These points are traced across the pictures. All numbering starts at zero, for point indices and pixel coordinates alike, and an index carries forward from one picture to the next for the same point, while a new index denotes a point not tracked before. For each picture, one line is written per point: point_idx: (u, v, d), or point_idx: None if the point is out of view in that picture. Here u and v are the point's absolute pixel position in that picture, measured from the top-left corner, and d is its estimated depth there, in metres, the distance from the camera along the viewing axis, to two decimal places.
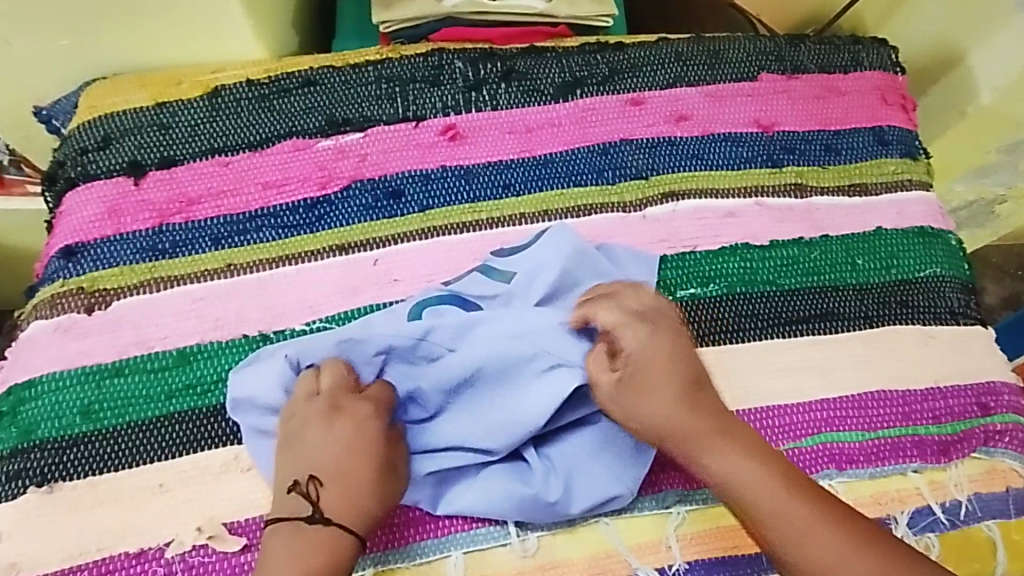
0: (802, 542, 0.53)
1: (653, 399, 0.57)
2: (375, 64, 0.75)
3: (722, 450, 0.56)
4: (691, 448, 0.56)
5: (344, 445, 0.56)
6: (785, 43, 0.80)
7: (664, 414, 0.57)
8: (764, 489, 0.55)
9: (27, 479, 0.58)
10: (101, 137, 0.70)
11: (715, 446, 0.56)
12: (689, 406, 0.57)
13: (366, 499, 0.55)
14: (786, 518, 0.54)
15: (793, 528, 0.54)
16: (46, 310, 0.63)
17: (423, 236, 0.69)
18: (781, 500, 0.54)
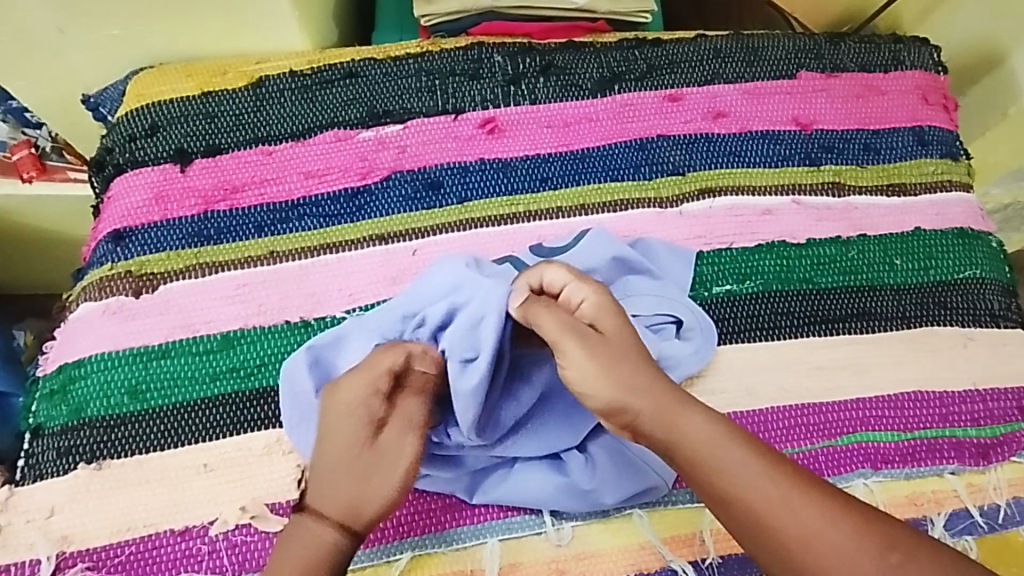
0: (788, 528, 0.47)
1: (622, 375, 0.53)
2: (416, 58, 0.76)
3: (691, 421, 0.51)
4: (664, 416, 0.51)
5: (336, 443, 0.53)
6: (826, 41, 0.80)
7: (626, 383, 0.52)
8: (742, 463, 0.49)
9: (78, 455, 0.59)
10: (148, 125, 0.71)
11: (681, 411, 0.52)
12: (648, 371, 0.53)
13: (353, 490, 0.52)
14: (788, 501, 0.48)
15: (774, 513, 0.48)
16: (94, 292, 0.65)
17: (462, 228, 0.69)
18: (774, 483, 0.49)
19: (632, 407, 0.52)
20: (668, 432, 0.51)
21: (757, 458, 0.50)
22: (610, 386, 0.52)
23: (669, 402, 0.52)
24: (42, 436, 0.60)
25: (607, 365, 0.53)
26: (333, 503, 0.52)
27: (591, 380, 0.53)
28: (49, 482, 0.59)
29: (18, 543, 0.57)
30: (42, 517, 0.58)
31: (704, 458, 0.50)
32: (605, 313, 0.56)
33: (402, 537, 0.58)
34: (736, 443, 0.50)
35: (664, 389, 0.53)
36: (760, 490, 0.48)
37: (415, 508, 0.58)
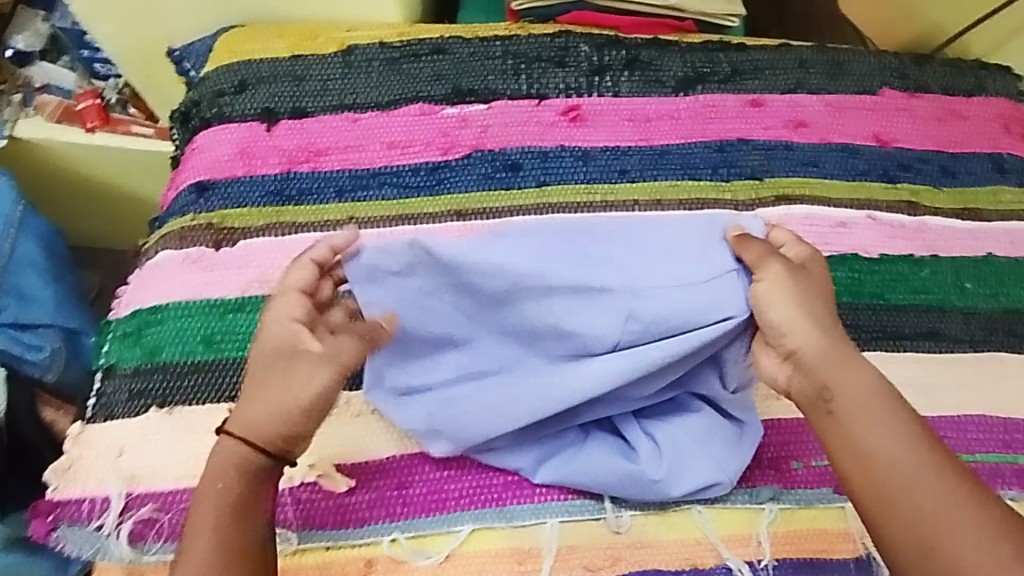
0: (924, 498, 0.48)
1: (814, 311, 0.52)
2: (503, 40, 0.76)
3: (852, 375, 0.51)
4: (830, 361, 0.51)
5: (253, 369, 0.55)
6: (910, 62, 0.80)
7: (811, 318, 0.52)
8: (885, 427, 0.50)
9: (150, 398, 0.60)
10: (237, 81, 0.72)
11: (844, 365, 0.51)
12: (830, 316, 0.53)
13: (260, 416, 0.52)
14: (920, 481, 0.48)
15: (915, 480, 0.48)
16: (174, 240, 0.66)
17: (539, 211, 0.69)
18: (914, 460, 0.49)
19: (802, 343, 0.51)
20: (832, 377, 0.51)
21: (910, 426, 0.50)
22: (795, 319, 0.52)
23: (839, 352, 0.51)
24: (114, 376, 0.61)
25: (796, 297, 0.52)
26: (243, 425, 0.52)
27: (781, 304, 0.52)
28: (120, 422, 0.59)
29: (87, 477, 0.57)
30: (111, 456, 0.58)
31: (855, 411, 0.50)
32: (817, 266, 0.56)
33: (464, 508, 0.58)
34: (899, 408, 0.50)
35: (835, 334, 0.52)
36: (899, 456, 0.49)
37: (477, 481, 0.59)
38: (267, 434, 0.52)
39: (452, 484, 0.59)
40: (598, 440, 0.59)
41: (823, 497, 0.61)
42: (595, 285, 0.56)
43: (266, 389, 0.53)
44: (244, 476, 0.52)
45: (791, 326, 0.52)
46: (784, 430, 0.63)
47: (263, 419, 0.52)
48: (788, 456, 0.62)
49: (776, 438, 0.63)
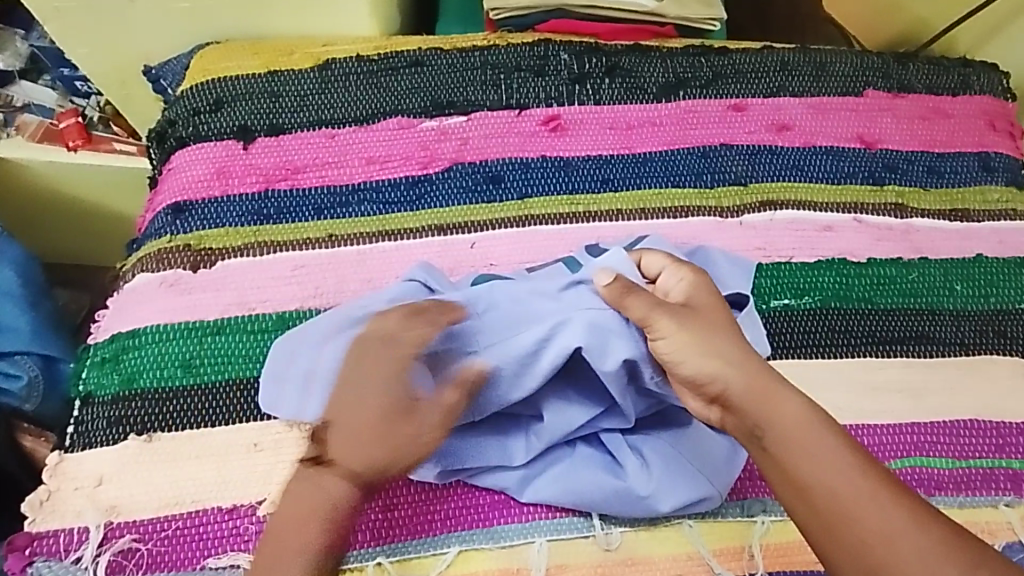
0: (869, 525, 0.47)
1: (726, 351, 0.52)
2: (482, 50, 0.75)
3: (783, 405, 0.50)
4: (757, 394, 0.51)
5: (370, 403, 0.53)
6: (893, 61, 0.79)
7: (724, 356, 0.52)
8: (820, 453, 0.49)
9: (128, 426, 0.59)
10: (212, 100, 0.71)
11: (773, 396, 0.51)
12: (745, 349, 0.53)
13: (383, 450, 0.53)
14: (863, 505, 0.47)
15: (857, 509, 0.47)
16: (152, 263, 0.65)
17: (521, 224, 0.69)
18: (852, 483, 0.48)
19: (726, 381, 0.51)
20: (759, 410, 0.50)
21: (844, 449, 0.49)
22: (712, 359, 0.52)
23: (763, 386, 0.51)
24: (91, 404, 0.60)
25: (698, 338, 0.53)
26: (365, 462, 0.52)
27: (684, 351, 0.52)
28: (101, 450, 0.58)
29: (66, 509, 0.56)
30: (89, 486, 0.57)
31: (791, 443, 0.49)
32: (702, 295, 0.56)
33: (451, 530, 0.57)
34: (832, 436, 0.49)
35: (755, 369, 0.52)
36: (840, 482, 0.48)
37: (464, 501, 0.58)
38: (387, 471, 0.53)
39: (438, 505, 0.58)
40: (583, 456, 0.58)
41: None
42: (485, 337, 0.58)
43: (383, 435, 0.53)
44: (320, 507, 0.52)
45: (707, 368, 0.52)
46: None
47: (376, 459, 0.52)
48: None
49: None
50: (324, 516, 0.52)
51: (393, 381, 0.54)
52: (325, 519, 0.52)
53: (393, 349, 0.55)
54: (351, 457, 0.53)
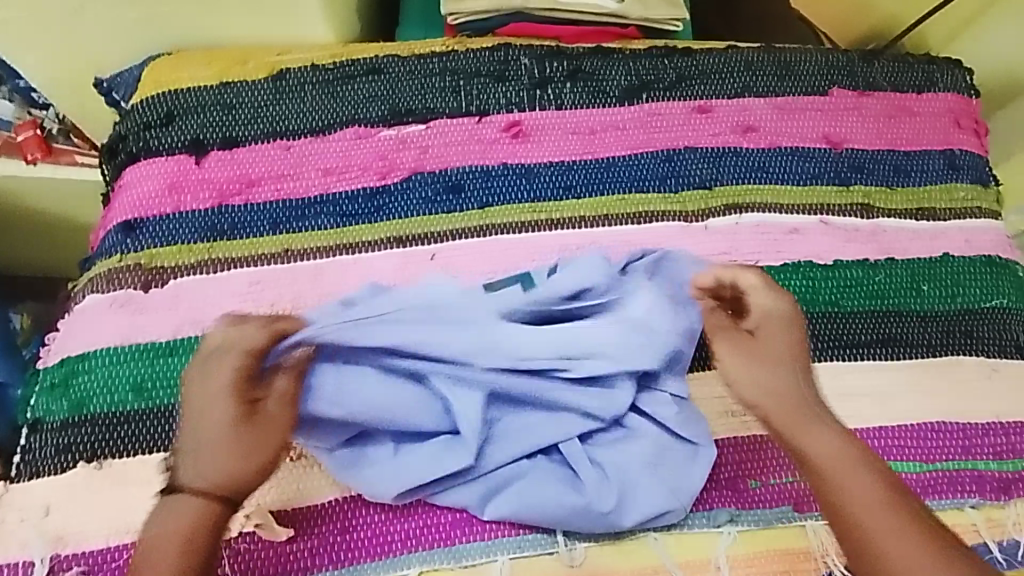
0: (893, 552, 0.51)
1: (767, 378, 0.59)
2: (441, 56, 0.74)
3: (819, 437, 0.56)
4: (791, 425, 0.57)
5: (221, 415, 0.53)
6: (859, 59, 0.78)
7: (767, 386, 0.59)
8: (849, 481, 0.54)
9: (78, 453, 0.57)
10: (164, 112, 0.69)
11: (810, 428, 0.57)
12: (801, 381, 0.59)
13: (237, 465, 0.52)
14: (891, 533, 0.52)
15: (881, 535, 0.52)
16: (102, 283, 0.63)
17: (482, 233, 0.67)
18: (883, 513, 0.53)
19: (767, 408, 0.58)
20: (795, 439, 0.57)
21: (877, 481, 0.54)
22: (758, 388, 0.59)
23: (798, 415, 0.57)
24: (40, 431, 0.58)
25: (750, 365, 0.60)
26: (210, 477, 0.52)
27: (746, 377, 0.60)
28: (48, 479, 0.57)
29: (13, 540, 0.55)
30: (37, 516, 0.56)
31: (824, 470, 0.55)
32: (770, 324, 0.62)
33: (411, 550, 0.56)
34: (865, 469, 0.55)
35: (800, 403, 0.58)
36: (869, 510, 0.53)
37: (424, 521, 0.57)
38: (238, 485, 0.52)
39: (399, 526, 0.57)
40: (545, 470, 0.57)
41: (782, 515, 0.60)
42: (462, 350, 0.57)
43: (234, 446, 0.52)
44: (196, 525, 0.51)
45: (756, 396, 0.59)
46: (738, 448, 0.62)
47: (234, 471, 0.52)
48: (744, 475, 0.61)
49: (731, 457, 0.61)
50: (190, 541, 0.50)
51: (224, 396, 0.53)
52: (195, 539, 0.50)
53: (237, 360, 0.54)
54: (201, 472, 0.52)
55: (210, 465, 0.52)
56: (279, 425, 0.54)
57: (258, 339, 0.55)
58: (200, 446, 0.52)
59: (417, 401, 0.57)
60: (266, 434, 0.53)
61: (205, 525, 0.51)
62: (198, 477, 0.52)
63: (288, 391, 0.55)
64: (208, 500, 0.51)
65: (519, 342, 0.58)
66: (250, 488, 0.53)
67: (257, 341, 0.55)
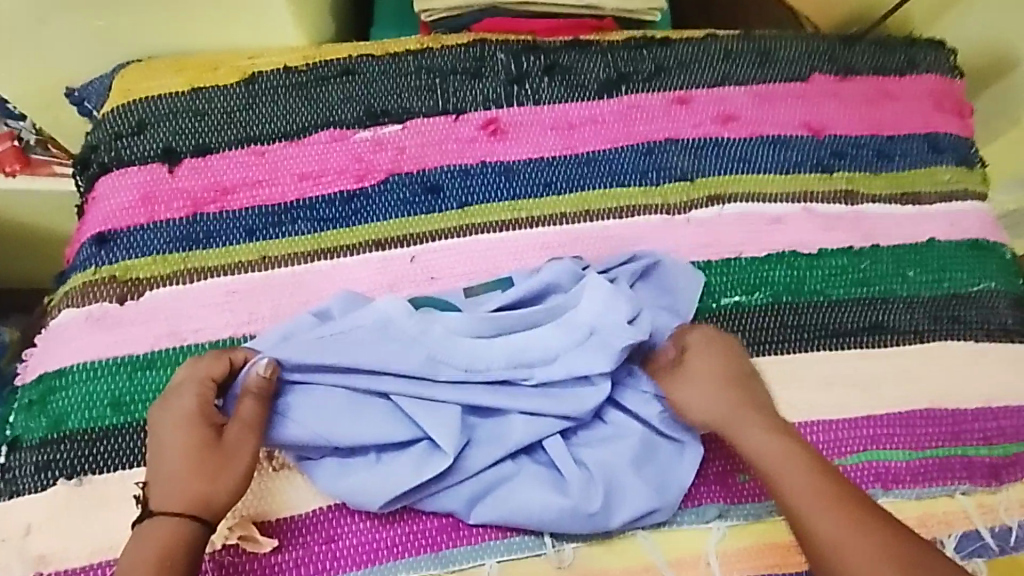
0: (831, 540, 0.51)
1: (706, 399, 0.57)
2: (416, 54, 0.73)
3: (755, 433, 0.56)
4: (727, 423, 0.57)
5: (188, 438, 0.53)
6: (839, 43, 0.77)
7: (703, 395, 0.57)
8: (793, 472, 0.54)
9: (57, 471, 0.57)
10: (135, 122, 0.68)
11: (747, 423, 0.56)
12: (729, 387, 0.58)
13: (209, 484, 0.52)
14: (829, 522, 0.52)
15: (820, 523, 0.52)
16: (76, 298, 0.62)
17: (462, 234, 0.67)
18: (823, 502, 0.52)
19: (709, 415, 0.57)
20: (733, 437, 0.56)
21: (816, 471, 0.54)
22: (696, 407, 0.57)
23: (735, 414, 0.56)
24: (19, 450, 0.58)
25: (689, 390, 0.58)
26: (181, 498, 0.51)
27: (689, 401, 0.58)
28: (27, 498, 0.56)
29: None
30: (19, 536, 0.55)
31: (763, 465, 0.55)
32: (700, 353, 0.59)
33: (398, 557, 0.56)
34: (806, 459, 0.55)
35: (736, 401, 0.57)
36: (807, 499, 0.53)
37: (410, 527, 0.57)
38: (212, 505, 0.52)
39: (383, 533, 0.56)
40: (529, 472, 0.57)
41: (772, 508, 0.60)
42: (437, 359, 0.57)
43: (203, 468, 0.52)
44: (171, 543, 0.50)
45: (696, 417, 0.57)
46: (729, 442, 0.61)
47: (204, 491, 0.51)
48: (734, 469, 0.60)
49: (720, 452, 0.61)
50: (167, 557, 0.50)
51: (189, 420, 0.53)
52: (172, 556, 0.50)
53: (198, 389, 0.55)
54: (171, 494, 0.51)
55: (179, 486, 0.51)
56: (246, 446, 0.54)
57: (218, 369, 0.56)
58: (174, 468, 0.52)
59: (383, 417, 0.56)
60: (237, 455, 0.53)
61: (181, 544, 0.50)
62: (171, 499, 0.51)
63: (254, 412, 0.55)
64: (183, 518, 0.51)
65: (473, 355, 0.58)
66: (225, 506, 0.52)
67: (215, 371, 0.56)
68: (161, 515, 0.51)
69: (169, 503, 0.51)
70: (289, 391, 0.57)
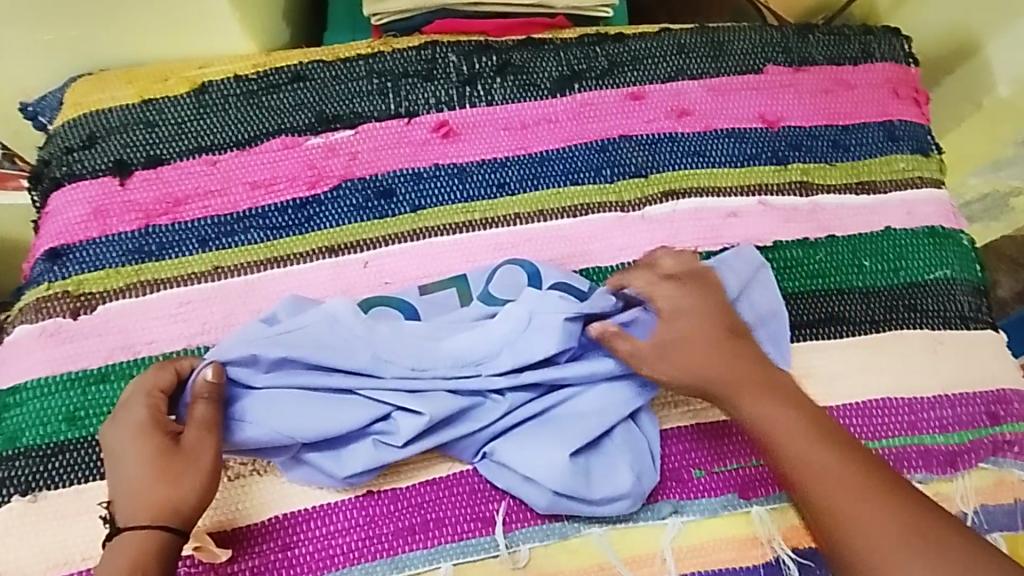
0: (844, 531, 0.52)
1: (713, 371, 0.57)
2: (367, 58, 0.72)
3: (772, 417, 0.56)
4: (740, 409, 0.57)
5: (145, 451, 0.53)
6: (794, 33, 0.77)
7: (714, 375, 0.57)
8: (809, 456, 0.54)
9: (12, 487, 0.57)
10: (85, 136, 0.68)
11: (754, 405, 0.56)
12: (711, 361, 0.57)
13: (175, 494, 0.52)
14: (833, 508, 0.53)
15: (835, 513, 0.52)
16: (30, 313, 0.62)
17: (415, 238, 0.67)
18: (832, 486, 0.53)
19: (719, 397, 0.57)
20: (754, 422, 0.56)
21: (832, 452, 0.54)
22: (704, 381, 0.57)
23: (755, 396, 0.56)
24: None
25: (685, 360, 0.57)
26: (148, 510, 0.52)
27: (699, 370, 0.57)
28: None
29: None
30: None
31: (779, 451, 0.55)
32: (678, 316, 0.58)
33: (354, 563, 0.56)
34: (820, 441, 0.55)
35: (763, 383, 0.57)
36: (825, 484, 0.53)
37: (366, 532, 0.57)
38: (180, 512, 0.52)
39: (340, 539, 0.57)
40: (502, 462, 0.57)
41: (727, 503, 0.60)
42: (382, 351, 0.57)
43: (166, 478, 0.52)
44: (145, 556, 0.51)
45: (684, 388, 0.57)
46: (685, 437, 0.61)
47: (171, 500, 0.52)
48: (689, 465, 0.61)
49: (676, 447, 0.61)
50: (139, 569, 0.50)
51: (146, 433, 0.54)
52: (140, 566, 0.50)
53: (148, 401, 0.55)
54: (136, 505, 0.52)
55: (143, 499, 0.52)
56: (206, 449, 0.54)
57: (165, 379, 0.56)
58: (137, 481, 0.52)
59: (341, 409, 0.57)
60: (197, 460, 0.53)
61: (155, 554, 0.51)
62: (137, 512, 0.52)
63: (207, 416, 0.54)
64: (152, 529, 0.51)
65: (417, 348, 0.58)
66: (192, 510, 0.53)
67: (162, 381, 0.56)
68: (131, 529, 0.51)
69: (136, 516, 0.52)
70: (242, 395, 0.57)
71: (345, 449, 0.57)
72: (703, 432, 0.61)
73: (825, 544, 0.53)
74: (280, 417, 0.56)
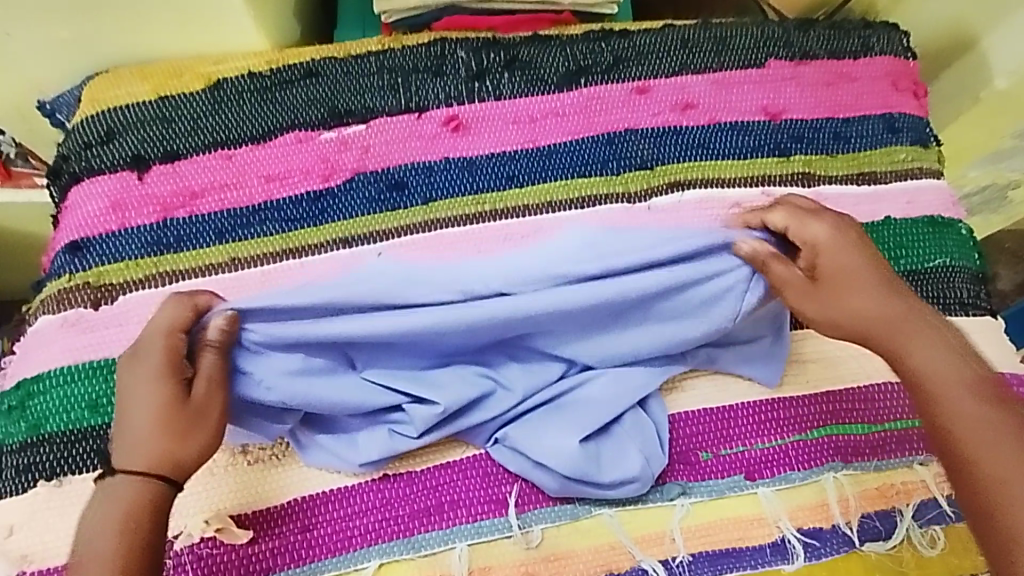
0: (984, 471, 0.52)
1: (873, 307, 0.57)
2: (377, 55, 0.74)
3: (927, 355, 0.56)
4: (897, 344, 0.57)
5: (151, 397, 0.53)
6: (795, 28, 0.78)
7: (866, 310, 0.57)
8: (959, 398, 0.54)
9: (37, 472, 0.58)
10: (103, 131, 0.70)
11: (914, 343, 0.57)
12: (876, 298, 0.58)
13: (174, 447, 0.53)
14: (984, 449, 0.52)
15: (980, 452, 0.52)
16: (52, 304, 0.64)
17: (429, 229, 0.68)
18: (986, 431, 0.53)
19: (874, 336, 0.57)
20: (905, 356, 0.57)
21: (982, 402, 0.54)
22: (859, 317, 0.57)
23: (909, 330, 0.57)
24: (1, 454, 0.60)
25: (840, 297, 0.58)
26: (145, 459, 0.52)
27: (858, 307, 0.57)
28: (9, 500, 0.58)
29: None
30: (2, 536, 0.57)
31: (929, 388, 0.55)
32: (829, 251, 0.58)
33: (370, 544, 0.58)
34: (970, 390, 0.54)
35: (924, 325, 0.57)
36: (974, 429, 0.53)
37: (383, 514, 0.58)
38: (175, 466, 0.53)
39: (357, 520, 0.58)
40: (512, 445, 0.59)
41: (734, 484, 0.62)
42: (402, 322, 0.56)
43: (167, 429, 0.53)
44: (140, 505, 0.52)
45: (846, 323, 0.58)
46: (692, 421, 0.63)
47: (169, 453, 0.53)
48: (696, 448, 0.62)
49: (684, 431, 0.62)
50: (131, 519, 0.51)
51: (155, 377, 0.53)
52: (144, 528, 0.51)
53: (161, 342, 0.54)
54: (135, 452, 0.53)
55: (143, 447, 0.53)
56: (209, 403, 0.53)
57: (182, 319, 0.55)
58: (138, 428, 0.53)
59: (356, 390, 0.58)
60: (199, 414, 0.53)
61: (150, 504, 0.52)
62: (135, 459, 0.52)
63: (213, 368, 0.54)
64: (148, 478, 0.52)
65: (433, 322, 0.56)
66: (190, 465, 0.53)
67: (180, 321, 0.55)
68: (128, 474, 0.52)
69: (133, 463, 0.52)
70: (258, 356, 0.56)
71: (361, 435, 0.59)
72: (710, 416, 0.63)
73: (959, 488, 0.53)
74: (295, 382, 0.56)
